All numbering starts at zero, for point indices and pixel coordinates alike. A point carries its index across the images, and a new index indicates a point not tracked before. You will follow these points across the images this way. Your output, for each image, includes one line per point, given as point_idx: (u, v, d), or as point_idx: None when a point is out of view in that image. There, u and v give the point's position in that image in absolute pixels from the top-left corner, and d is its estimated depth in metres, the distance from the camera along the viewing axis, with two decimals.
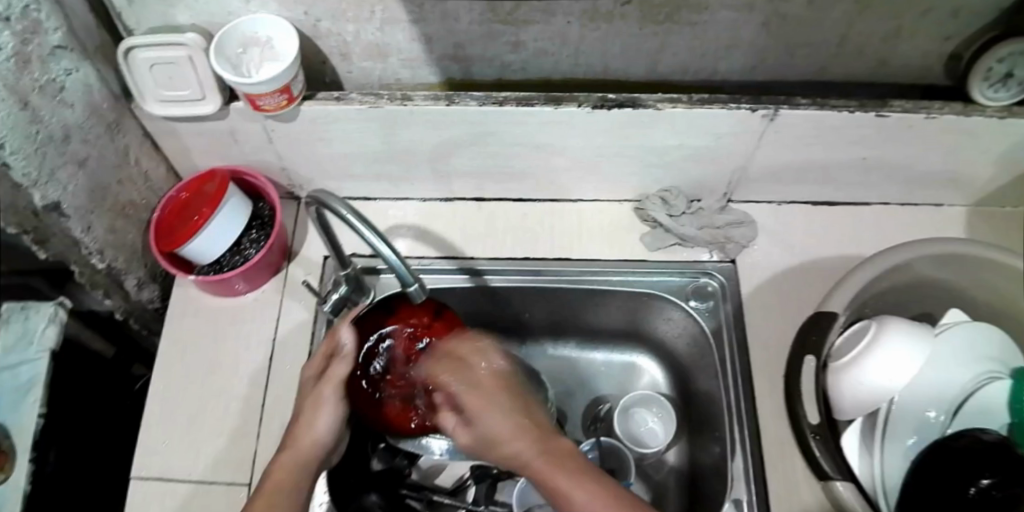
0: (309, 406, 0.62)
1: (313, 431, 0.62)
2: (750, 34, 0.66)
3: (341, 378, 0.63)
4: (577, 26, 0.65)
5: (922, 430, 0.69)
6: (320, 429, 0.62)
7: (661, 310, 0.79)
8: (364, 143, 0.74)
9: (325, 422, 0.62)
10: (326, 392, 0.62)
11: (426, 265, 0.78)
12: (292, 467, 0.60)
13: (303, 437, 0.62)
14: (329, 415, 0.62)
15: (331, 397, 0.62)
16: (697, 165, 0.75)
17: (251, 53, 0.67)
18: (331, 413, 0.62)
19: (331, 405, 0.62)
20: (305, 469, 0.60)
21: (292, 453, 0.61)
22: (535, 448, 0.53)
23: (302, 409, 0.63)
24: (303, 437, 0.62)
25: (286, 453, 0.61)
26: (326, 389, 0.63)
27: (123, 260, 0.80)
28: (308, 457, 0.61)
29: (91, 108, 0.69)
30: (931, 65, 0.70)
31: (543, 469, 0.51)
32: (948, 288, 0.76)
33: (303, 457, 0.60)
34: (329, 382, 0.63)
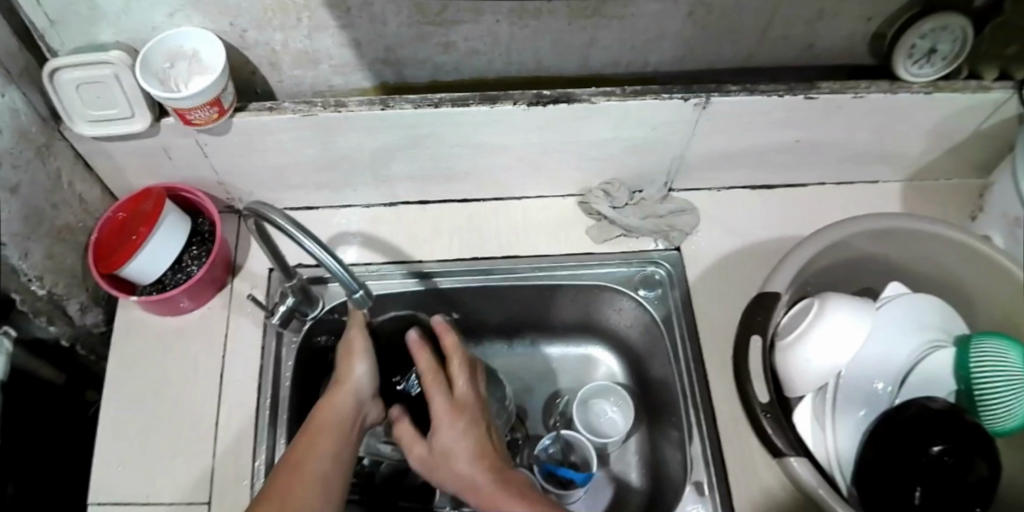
0: (348, 353, 0.66)
1: (352, 378, 0.65)
2: (677, 24, 0.66)
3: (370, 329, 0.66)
4: (506, 24, 0.65)
5: (872, 403, 0.69)
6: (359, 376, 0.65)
7: (612, 301, 0.79)
8: (302, 153, 0.73)
9: (360, 372, 0.65)
10: (358, 344, 0.66)
11: (373, 271, 0.77)
12: (332, 416, 0.63)
13: (343, 384, 0.64)
14: (367, 362, 0.65)
15: (365, 345, 0.65)
16: (637, 156, 0.76)
17: (178, 67, 0.65)
18: (368, 361, 0.65)
19: (364, 352, 0.65)
20: (340, 421, 0.62)
21: (333, 403, 0.63)
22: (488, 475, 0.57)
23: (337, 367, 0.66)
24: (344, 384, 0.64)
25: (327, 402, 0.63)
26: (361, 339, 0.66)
27: (63, 285, 0.78)
28: (344, 410, 0.63)
29: (19, 132, 0.67)
30: (855, 45, 0.72)
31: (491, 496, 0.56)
32: (887, 262, 0.77)
33: (342, 405, 0.63)
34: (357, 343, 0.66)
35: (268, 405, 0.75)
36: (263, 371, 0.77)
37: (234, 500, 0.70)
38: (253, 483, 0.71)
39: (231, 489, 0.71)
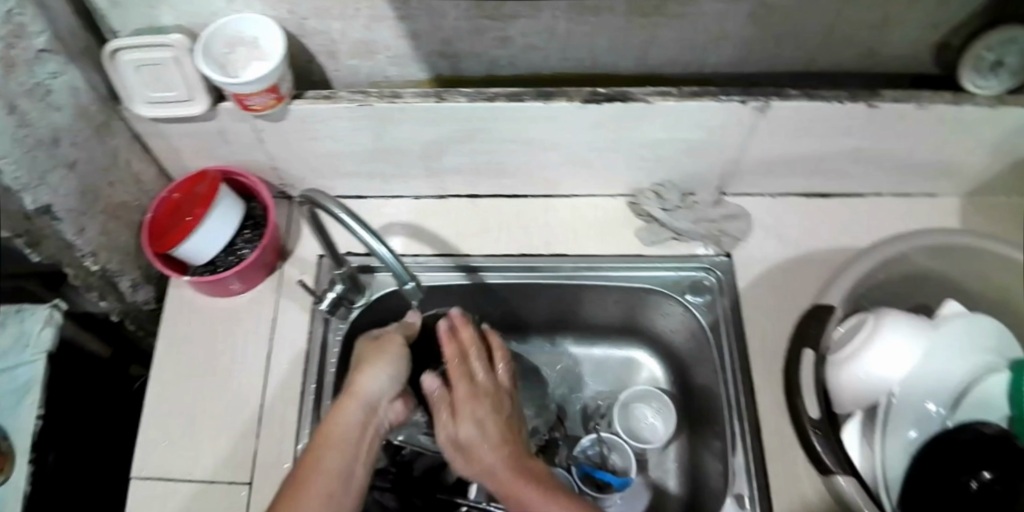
0: (369, 362, 0.66)
1: (367, 386, 0.65)
2: (739, 26, 0.65)
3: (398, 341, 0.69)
4: (564, 20, 0.64)
5: (923, 425, 0.68)
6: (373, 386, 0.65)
7: (660, 305, 0.80)
8: (355, 142, 0.74)
9: (379, 382, 0.66)
10: (385, 349, 0.68)
11: (422, 262, 0.79)
12: (344, 423, 0.63)
13: (356, 391, 0.65)
14: (383, 374, 0.66)
15: (391, 354, 0.67)
16: (689, 158, 0.75)
17: (237, 52, 0.65)
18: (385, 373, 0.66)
19: (390, 361, 0.67)
20: (353, 430, 0.63)
21: (347, 408, 0.63)
22: (509, 465, 0.60)
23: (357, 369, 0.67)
24: (360, 391, 0.65)
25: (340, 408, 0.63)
26: (383, 349, 0.67)
27: (117, 262, 0.80)
28: (354, 419, 0.63)
29: (78, 110, 0.69)
30: (922, 54, 0.69)
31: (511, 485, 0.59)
32: (943, 279, 0.75)
33: (353, 413, 0.63)
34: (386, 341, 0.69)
35: (314, 391, 0.77)
36: (309, 357, 0.78)
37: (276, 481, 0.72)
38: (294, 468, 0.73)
39: (273, 470, 0.73)
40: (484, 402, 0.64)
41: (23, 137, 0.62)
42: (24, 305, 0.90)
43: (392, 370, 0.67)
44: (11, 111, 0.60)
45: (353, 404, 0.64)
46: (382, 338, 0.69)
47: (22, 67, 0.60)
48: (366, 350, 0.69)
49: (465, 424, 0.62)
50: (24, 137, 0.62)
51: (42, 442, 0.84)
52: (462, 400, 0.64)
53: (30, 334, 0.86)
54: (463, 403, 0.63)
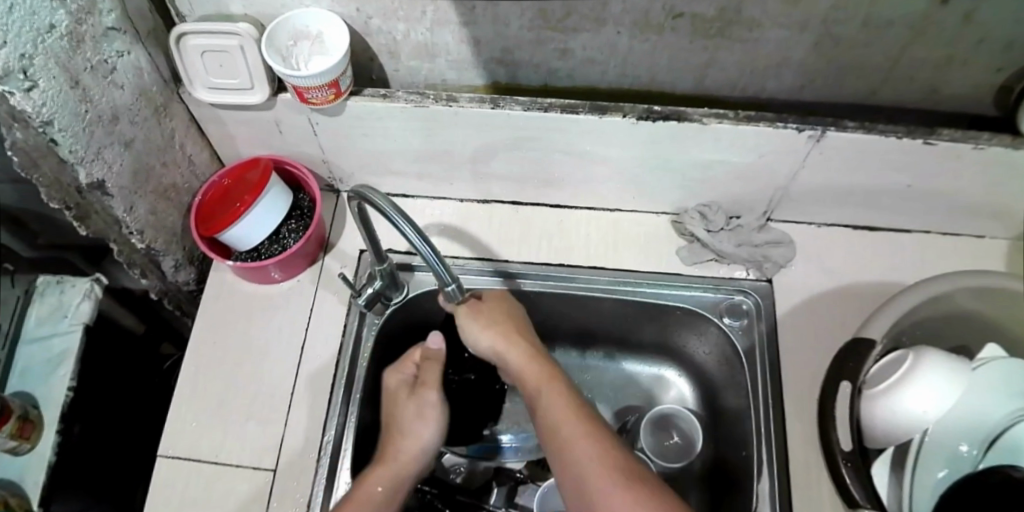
0: (415, 414, 0.72)
1: (417, 442, 0.71)
2: (800, 54, 0.65)
3: (434, 381, 0.74)
4: (626, 36, 0.65)
5: (952, 464, 0.66)
6: (421, 439, 0.71)
7: (696, 326, 0.81)
8: (409, 143, 0.76)
9: (426, 437, 0.71)
10: (427, 396, 0.73)
11: (462, 265, 0.81)
12: (387, 484, 0.67)
13: (405, 457, 0.69)
14: (431, 426, 0.72)
15: (434, 404, 0.73)
16: (737, 182, 0.75)
17: (300, 46, 0.66)
18: (433, 425, 0.72)
19: (435, 415, 0.73)
20: (394, 491, 0.67)
21: (391, 469, 0.68)
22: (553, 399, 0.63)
23: (403, 415, 0.73)
24: (405, 455, 0.70)
25: (384, 470, 0.68)
26: (427, 393, 0.73)
27: (162, 242, 0.81)
28: (395, 479, 0.68)
29: (140, 90, 0.70)
30: (980, 94, 0.69)
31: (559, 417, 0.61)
32: (987, 322, 0.74)
33: (396, 474, 0.68)
34: (426, 386, 0.74)
35: (343, 383, 0.77)
36: (343, 349, 0.79)
37: (301, 469, 0.73)
38: (319, 457, 0.74)
39: (298, 458, 0.74)
40: (522, 333, 0.70)
41: (82, 111, 0.63)
42: (66, 276, 0.93)
43: (438, 426, 0.73)
44: (74, 85, 0.61)
45: (399, 465, 0.69)
46: (419, 388, 0.74)
47: (89, 42, 0.62)
48: (410, 400, 0.73)
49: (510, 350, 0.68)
50: (84, 111, 0.63)
51: (71, 412, 0.88)
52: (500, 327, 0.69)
53: (70, 306, 0.91)
54: (519, 349, 0.68)
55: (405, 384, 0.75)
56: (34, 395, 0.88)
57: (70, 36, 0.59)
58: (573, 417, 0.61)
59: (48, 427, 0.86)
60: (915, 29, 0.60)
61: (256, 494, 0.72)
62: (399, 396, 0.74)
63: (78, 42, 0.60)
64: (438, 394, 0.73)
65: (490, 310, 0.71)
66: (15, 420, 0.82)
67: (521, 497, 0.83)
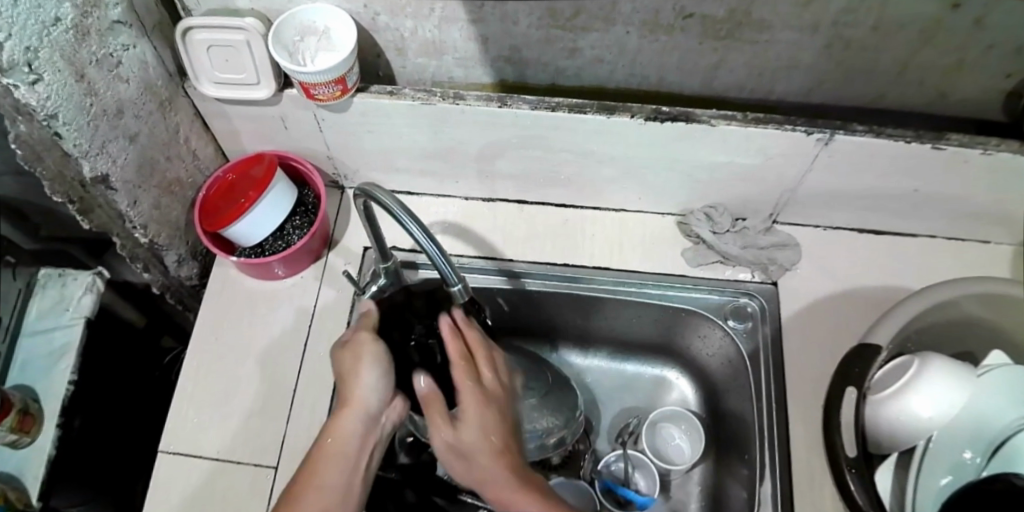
0: (350, 371, 0.57)
1: (359, 389, 0.56)
2: (810, 56, 0.65)
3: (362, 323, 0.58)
4: (636, 36, 0.64)
5: (956, 471, 0.66)
6: (364, 388, 0.56)
7: (700, 327, 0.81)
8: (415, 140, 0.75)
9: (369, 379, 0.56)
10: (360, 339, 0.58)
11: (466, 264, 0.81)
12: (343, 438, 0.56)
13: (353, 400, 0.56)
14: (374, 375, 0.56)
15: (372, 349, 0.57)
16: (743, 184, 0.75)
17: (307, 41, 0.66)
18: (376, 374, 0.57)
19: (374, 354, 0.57)
20: (358, 441, 0.56)
21: (345, 417, 0.56)
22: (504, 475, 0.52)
23: (343, 365, 0.58)
24: (355, 400, 0.56)
25: (339, 417, 0.56)
26: (364, 339, 0.58)
27: (165, 236, 0.81)
28: (353, 430, 0.56)
29: (145, 84, 0.70)
30: (989, 100, 0.69)
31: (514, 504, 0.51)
32: (991, 327, 0.74)
33: (353, 424, 0.56)
34: (356, 336, 0.58)
35: None
36: None
37: (302, 466, 0.73)
38: None
39: (298, 455, 0.74)
40: (477, 379, 0.55)
41: (87, 105, 0.63)
42: (67, 269, 0.93)
43: (380, 366, 0.57)
44: (79, 79, 0.61)
45: (350, 413, 0.56)
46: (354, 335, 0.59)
47: (95, 36, 0.61)
48: (343, 352, 0.58)
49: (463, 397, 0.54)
50: (89, 105, 0.63)
51: (71, 405, 0.88)
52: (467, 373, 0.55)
53: (71, 299, 0.90)
54: (468, 403, 0.53)
55: (341, 334, 0.60)
56: (36, 389, 0.87)
57: (76, 29, 0.59)
58: (535, 509, 0.51)
59: (48, 422, 0.86)
60: (926, 33, 0.60)
61: (257, 490, 0.72)
62: (336, 348, 0.60)
63: (84, 35, 0.60)
64: (369, 332, 0.58)
65: (459, 381, 0.54)
66: (15, 413, 0.81)
67: None
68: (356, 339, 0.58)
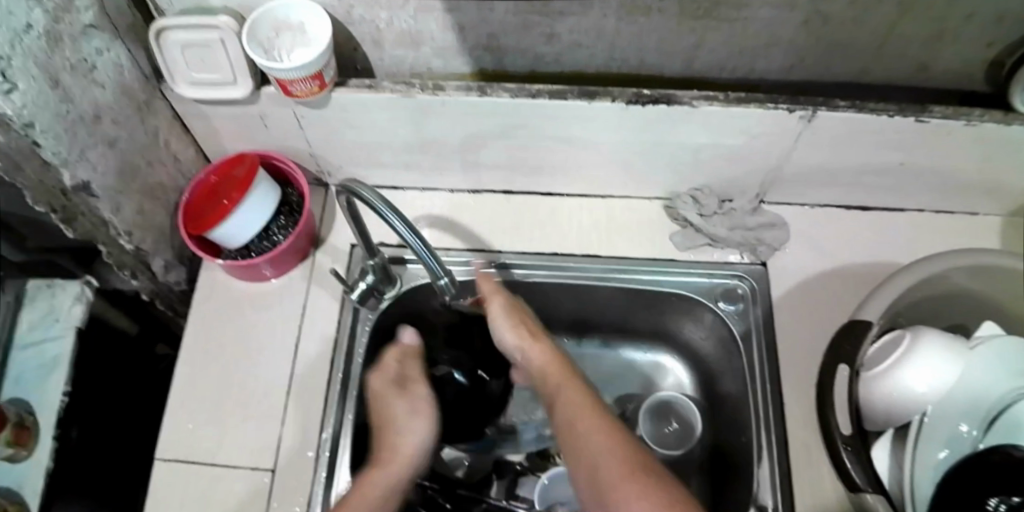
0: (406, 422, 0.72)
1: (410, 443, 0.71)
2: (790, 32, 0.64)
3: (417, 374, 0.77)
4: (613, 19, 0.64)
5: (951, 445, 0.65)
6: (415, 445, 0.71)
7: (691, 311, 0.81)
8: (397, 133, 0.75)
9: (418, 440, 0.71)
10: (418, 391, 0.75)
11: (453, 257, 0.81)
12: (382, 486, 0.65)
13: (403, 453, 0.69)
14: (425, 432, 0.73)
15: (424, 399, 0.75)
16: (729, 164, 0.74)
17: (283, 37, 0.65)
18: (426, 430, 0.73)
19: (427, 409, 0.74)
20: (390, 491, 0.66)
21: (386, 468, 0.67)
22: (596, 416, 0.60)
23: (393, 416, 0.72)
24: (404, 448, 0.70)
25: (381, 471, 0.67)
26: (420, 389, 0.75)
27: (150, 241, 0.80)
28: (390, 479, 0.67)
29: (123, 88, 0.69)
30: (973, 70, 0.68)
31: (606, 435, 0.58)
32: (985, 300, 0.73)
33: (392, 475, 0.67)
34: (413, 386, 0.76)
35: (337, 379, 0.77)
36: (337, 344, 0.79)
37: (297, 466, 0.73)
38: (316, 456, 0.73)
39: (293, 455, 0.73)
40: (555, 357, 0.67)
41: (63, 112, 0.62)
42: (55, 280, 0.92)
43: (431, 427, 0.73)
44: (54, 85, 0.60)
45: (396, 463, 0.68)
46: (407, 385, 0.75)
47: (68, 42, 0.60)
48: (397, 396, 0.74)
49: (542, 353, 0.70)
50: (65, 112, 0.62)
51: (67, 416, 0.86)
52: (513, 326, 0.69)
53: (62, 309, 0.90)
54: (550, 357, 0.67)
55: (389, 379, 0.75)
56: (29, 401, 0.87)
57: (48, 36, 0.58)
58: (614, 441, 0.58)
59: (43, 432, 0.85)
60: (906, 4, 0.60)
61: (253, 493, 0.72)
62: (386, 394, 0.74)
63: (57, 41, 0.59)
64: (425, 386, 0.76)
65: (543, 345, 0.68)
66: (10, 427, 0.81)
67: (520, 490, 0.84)
68: (413, 389, 0.75)
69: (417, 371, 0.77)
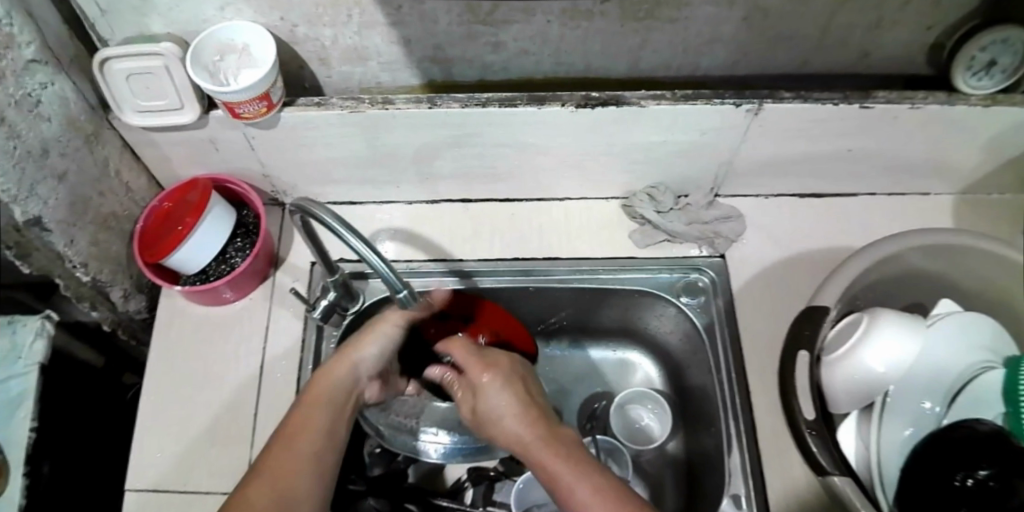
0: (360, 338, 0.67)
1: (363, 355, 0.67)
2: (731, 29, 0.65)
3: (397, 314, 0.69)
4: (557, 24, 0.64)
5: (917, 423, 0.67)
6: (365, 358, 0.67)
7: (655, 307, 0.81)
8: (351, 148, 0.75)
9: (375, 351, 0.68)
10: (382, 324, 0.68)
11: (414, 270, 0.80)
12: (329, 393, 0.63)
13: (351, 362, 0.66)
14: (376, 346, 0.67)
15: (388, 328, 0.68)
16: (682, 160, 0.75)
17: (228, 60, 0.65)
18: (377, 345, 0.68)
19: (385, 336, 0.68)
20: (340, 395, 0.64)
21: (333, 378, 0.65)
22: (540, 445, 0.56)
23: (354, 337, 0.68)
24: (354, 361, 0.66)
25: (325, 381, 0.64)
26: (381, 323, 0.68)
27: (108, 272, 0.79)
28: (335, 392, 0.64)
29: (68, 120, 0.68)
30: (912, 54, 0.70)
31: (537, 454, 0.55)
32: (939, 279, 0.75)
33: (337, 386, 0.64)
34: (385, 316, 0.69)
35: None
36: (302, 364, 0.78)
37: None
38: None
39: None
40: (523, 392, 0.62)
41: (10, 148, 0.61)
42: (17, 317, 0.89)
43: (388, 341, 0.68)
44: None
45: (342, 374, 0.65)
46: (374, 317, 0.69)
47: (11, 77, 0.59)
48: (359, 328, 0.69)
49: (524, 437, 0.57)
50: (12, 148, 0.61)
51: (36, 453, 0.83)
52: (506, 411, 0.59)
53: (23, 345, 0.85)
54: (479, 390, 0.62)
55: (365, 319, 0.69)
56: None
57: None
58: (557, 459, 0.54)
59: (13, 473, 0.81)
60: None
61: None
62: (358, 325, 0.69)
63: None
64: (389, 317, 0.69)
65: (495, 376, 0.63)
66: None
67: (498, 495, 0.81)
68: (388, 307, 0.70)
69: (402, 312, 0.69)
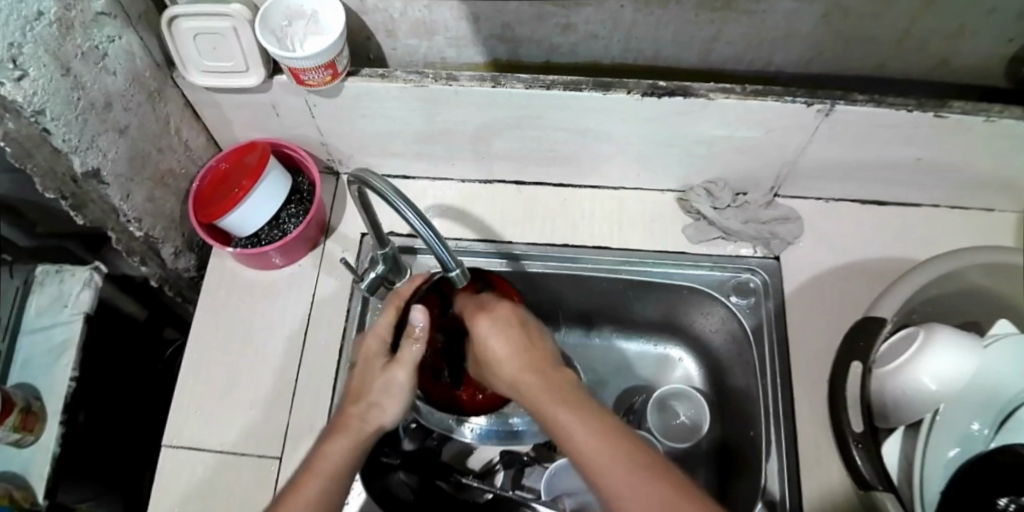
0: (375, 391, 0.58)
1: (383, 417, 0.57)
2: (809, 26, 0.63)
3: (412, 362, 0.58)
4: (631, 10, 0.63)
5: (964, 442, 0.65)
6: (388, 417, 0.57)
7: (703, 304, 0.81)
8: (409, 122, 0.74)
9: (393, 409, 0.58)
10: (396, 376, 0.58)
11: (464, 247, 0.80)
12: (338, 456, 0.54)
13: (370, 422, 0.56)
14: (398, 405, 0.58)
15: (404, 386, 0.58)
16: (744, 157, 0.74)
17: (295, 26, 0.64)
18: (399, 403, 0.58)
19: (403, 391, 0.58)
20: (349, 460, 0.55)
21: (346, 438, 0.56)
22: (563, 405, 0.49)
23: (369, 388, 0.58)
24: (372, 420, 0.57)
25: (340, 438, 0.55)
26: (397, 371, 0.58)
27: (160, 229, 0.80)
28: (347, 450, 0.55)
29: (134, 75, 0.69)
30: (992, 67, 0.68)
31: (548, 400, 0.50)
32: (1000, 299, 0.73)
33: (352, 448, 0.55)
34: (399, 364, 0.58)
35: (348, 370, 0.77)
36: (346, 335, 0.79)
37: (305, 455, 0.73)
38: None
39: (302, 443, 0.74)
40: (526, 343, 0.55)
41: (74, 100, 0.62)
42: (66, 265, 0.91)
43: (406, 399, 0.58)
44: (65, 73, 0.60)
45: (356, 431, 0.56)
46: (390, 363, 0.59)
47: (79, 28, 0.60)
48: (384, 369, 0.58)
49: (523, 380, 0.53)
50: (76, 99, 0.62)
51: (73, 401, 0.87)
52: (495, 333, 0.56)
53: (70, 295, 0.89)
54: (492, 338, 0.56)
55: (381, 347, 0.61)
56: (37, 388, 0.86)
57: (59, 23, 0.57)
58: (586, 425, 0.48)
59: (51, 419, 0.85)
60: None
61: (261, 482, 0.72)
62: (373, 364, 0.60)
63: (68, 28, 0.58)
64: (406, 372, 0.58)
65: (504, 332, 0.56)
66: (16, 413, 0.80)
67: (528, 479, 0.82)
68: (405, 352, 0.58)
69: (419, 356, 0.58)
